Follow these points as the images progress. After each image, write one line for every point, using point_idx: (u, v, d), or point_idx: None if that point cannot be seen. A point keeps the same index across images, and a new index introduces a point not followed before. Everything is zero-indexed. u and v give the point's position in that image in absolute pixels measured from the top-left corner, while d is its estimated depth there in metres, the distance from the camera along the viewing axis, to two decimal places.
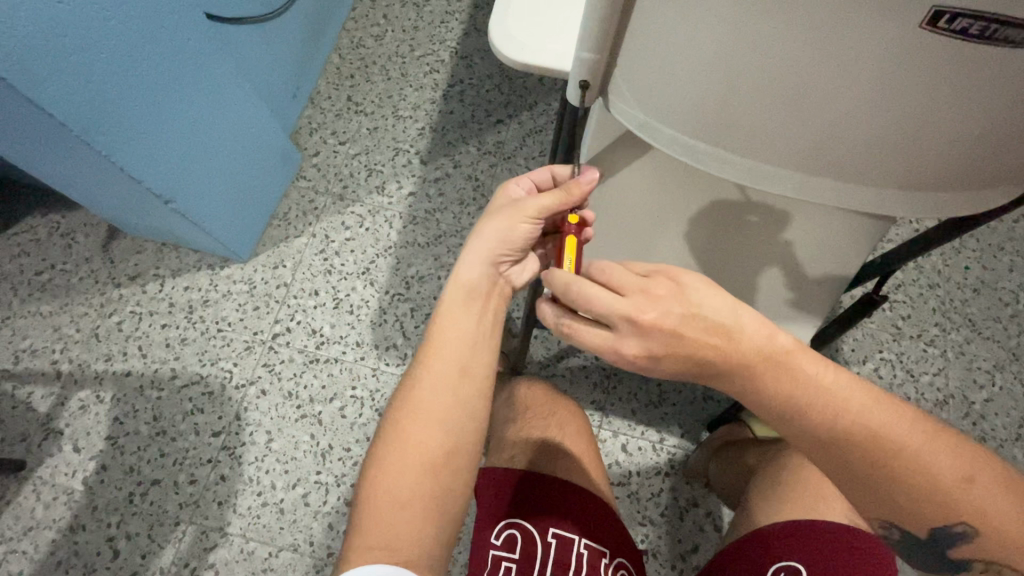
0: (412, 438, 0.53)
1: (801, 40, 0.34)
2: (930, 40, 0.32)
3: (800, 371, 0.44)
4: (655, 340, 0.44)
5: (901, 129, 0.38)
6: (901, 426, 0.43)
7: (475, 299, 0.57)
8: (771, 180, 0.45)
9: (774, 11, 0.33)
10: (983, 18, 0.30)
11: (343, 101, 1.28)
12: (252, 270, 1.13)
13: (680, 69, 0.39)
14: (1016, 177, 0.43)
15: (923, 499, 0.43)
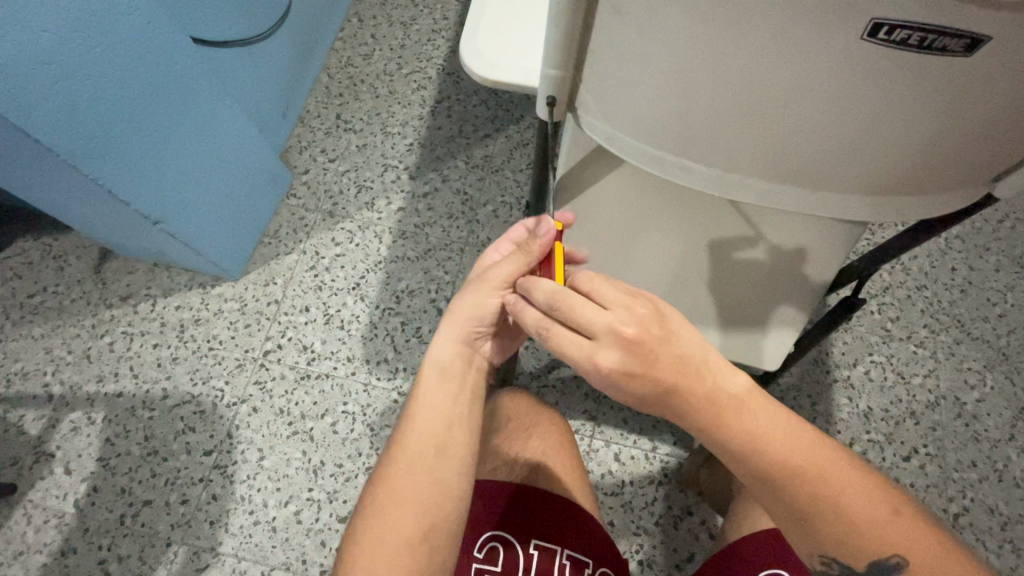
0: (389, 519, 0.54)
1: (751, 52, 0.35)
2: (872, 50, 0.33)
3: (752, 406, 0.47)
4: (634, 356, 0.44)
5: (857, 135, 0.39)
6: (839, 464, 0.47)
7: (455, 376, 0.59)
8: (736, 189, 0.46)
9: (722, 25, 0.34)
10: (920, 29, 0.31)
11: (332, 120, 1.30)
12: (243, 288, 1.14)
13: (640, 83, 0.40)
14: (976, 179, 0.44)
15: (863, 532, 0.46)
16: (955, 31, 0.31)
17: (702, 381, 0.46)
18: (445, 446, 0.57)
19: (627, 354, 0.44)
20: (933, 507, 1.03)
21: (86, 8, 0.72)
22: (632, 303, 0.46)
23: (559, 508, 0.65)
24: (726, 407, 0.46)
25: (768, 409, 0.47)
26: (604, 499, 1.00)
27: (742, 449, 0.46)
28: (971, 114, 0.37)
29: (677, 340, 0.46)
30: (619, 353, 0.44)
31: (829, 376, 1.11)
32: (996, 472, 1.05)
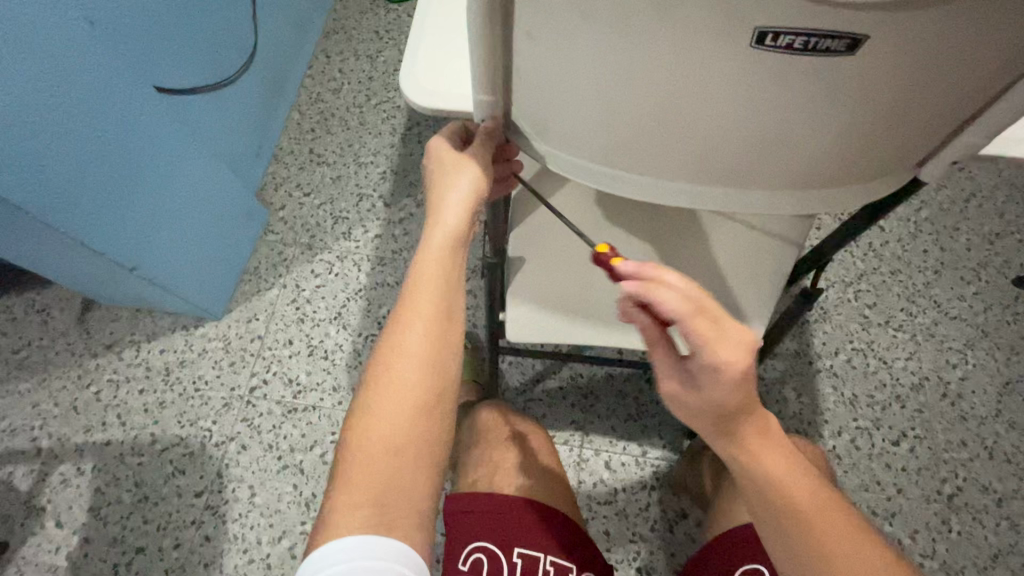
0: (374, 435, 0.52)
1: (654, 71, 0.37)
2: (765, 56, 0.34)
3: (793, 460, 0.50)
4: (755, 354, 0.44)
5: (769, 137, 0.41)
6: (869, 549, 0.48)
7: (443, 275, 0.54)
8: (669, 193, 0.48)
9: (621, 49, 0.35)
10: (802, 34, 0.32)
11: (305, 155, 1.32)
12: (226, 326, 1.15)
13: (560, 103, 0.42)
14: (899, 168, 0.46)
15: None
16: (835, 34, 0.31)
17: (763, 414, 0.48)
18: (427, 357, 0.54)
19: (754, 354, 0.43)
20: (927, 490, 1.03)
21: (44, 72, 0.74)
22: None
23: (537, 514, 0.65)
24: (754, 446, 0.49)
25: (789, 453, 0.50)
26: (597, 509, 1.00)
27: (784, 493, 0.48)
28: (874, 112, 0.38)
29: None
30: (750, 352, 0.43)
31: (811, 366, 1.12)
32: (987, 450, 1.06)
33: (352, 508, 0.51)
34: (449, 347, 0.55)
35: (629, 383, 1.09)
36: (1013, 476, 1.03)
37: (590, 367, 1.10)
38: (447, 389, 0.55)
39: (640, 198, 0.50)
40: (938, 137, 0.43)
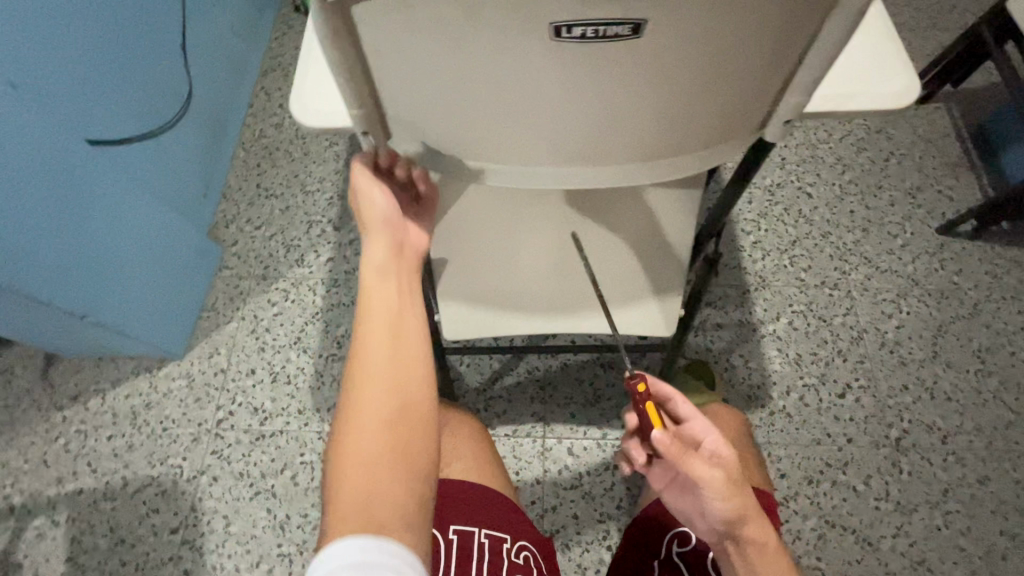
0: (349, 446, 0.49)
1: (480, 68, 0.41)
2: (568, 46, 0.39)
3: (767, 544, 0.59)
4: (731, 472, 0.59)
5: (602, 116, 0.46)
6: None
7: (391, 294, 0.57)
8: (534, 178, 0.53)
9: (447, 52, 0.40)
10: (591, 24, 0.37)
11: (253, 190, 1.36)
12: (189, 363, 1.18)
13: (416, 106, 0.47)
14: (738, 133, 0.51)
15: None
16: (617, 20, 0.37)
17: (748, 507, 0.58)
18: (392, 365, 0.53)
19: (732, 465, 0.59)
20: (875, 436, 1.07)
21: None
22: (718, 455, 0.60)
23: (471, 494, 0.71)
24: (735, 546, 0.59)
25: (778, 557, 0.59)
26: (564, 494, 1.03)
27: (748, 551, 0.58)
28: (684, 84, 0.43)
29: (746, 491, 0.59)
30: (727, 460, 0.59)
31: (756, 333, 1.17)
32: (928, 391, 1.11)
33: (339, 519, 0.46)
34: (415, 354, 0.54)
35: (584, 370, 1.13)
36: (953, 413, 1.09)
37: (545, 360, 1.14)
38: (417, 391, 0.53)
39: (513, 185, 0.55)
40: (764, 101, 0.48)
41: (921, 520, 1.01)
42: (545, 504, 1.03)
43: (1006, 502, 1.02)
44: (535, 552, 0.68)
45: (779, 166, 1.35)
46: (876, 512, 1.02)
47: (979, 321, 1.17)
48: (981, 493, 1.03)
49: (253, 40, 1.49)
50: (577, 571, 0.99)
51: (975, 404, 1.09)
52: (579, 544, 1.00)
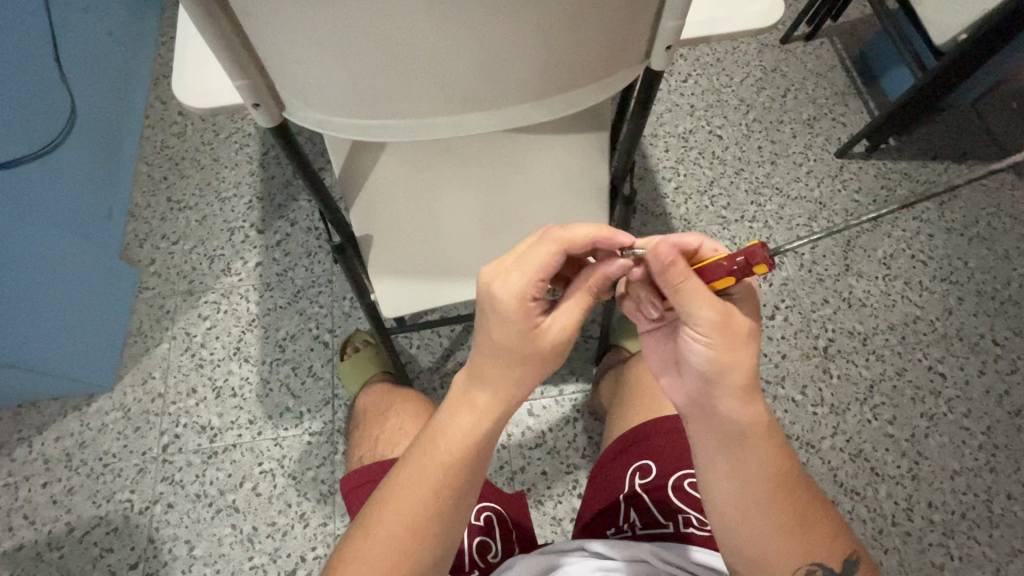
0: (381, 530, 0.53)
1: (352, 18, 0.41)
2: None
3: (756, 423, 0.53)
4: (717, 339, 0.51)
5: (486, 57, 0.46)
6: (794, 490, 0.54)
7: (487, 427, 0.54)
8: (434, 128, 0.53)
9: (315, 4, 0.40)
10: None
11: (164, 204, 1.28)
12: (121, 394, 1.11)
13: (297, 67, 0.46)
14: (623, 62, 0.53)
15: (791, 539, 0.54)
16: None
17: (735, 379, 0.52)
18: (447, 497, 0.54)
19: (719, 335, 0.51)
20: (805, 348, 1.16)
21: None
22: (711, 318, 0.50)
23: None
24: (710, 424, 0.54)
25: (764, 438, 0.54)
26: (530, 454, 1.06)
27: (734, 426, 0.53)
28: (559, 16, 0.44)
29: (737, 361, 0.51)
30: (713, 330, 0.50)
31: None
32: (845, 301, 1.20)
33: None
34: (467, 501, 0.56)
35: None
36: (868, 317, 1.19)
37: None
38: (450, 534, 0.55)
39: (415, 140, 0.55)
40: (642, 27, 0.49)
41: (853, 417, 1.11)
42: (513, 467, 1.05)
43: (922, 388, 1.13)
44: (500, 512, 0.75)
45: (689, 114, 1.41)
46: (814, 416, 1.11)
47: (881, 231, 1.27)
48: (901, 383, 1.14)
49: (137, 47, 1.39)
50: (554, 524, 1.01)
51: (886, 306, 1.20)
52: (551, 498, 1.03)
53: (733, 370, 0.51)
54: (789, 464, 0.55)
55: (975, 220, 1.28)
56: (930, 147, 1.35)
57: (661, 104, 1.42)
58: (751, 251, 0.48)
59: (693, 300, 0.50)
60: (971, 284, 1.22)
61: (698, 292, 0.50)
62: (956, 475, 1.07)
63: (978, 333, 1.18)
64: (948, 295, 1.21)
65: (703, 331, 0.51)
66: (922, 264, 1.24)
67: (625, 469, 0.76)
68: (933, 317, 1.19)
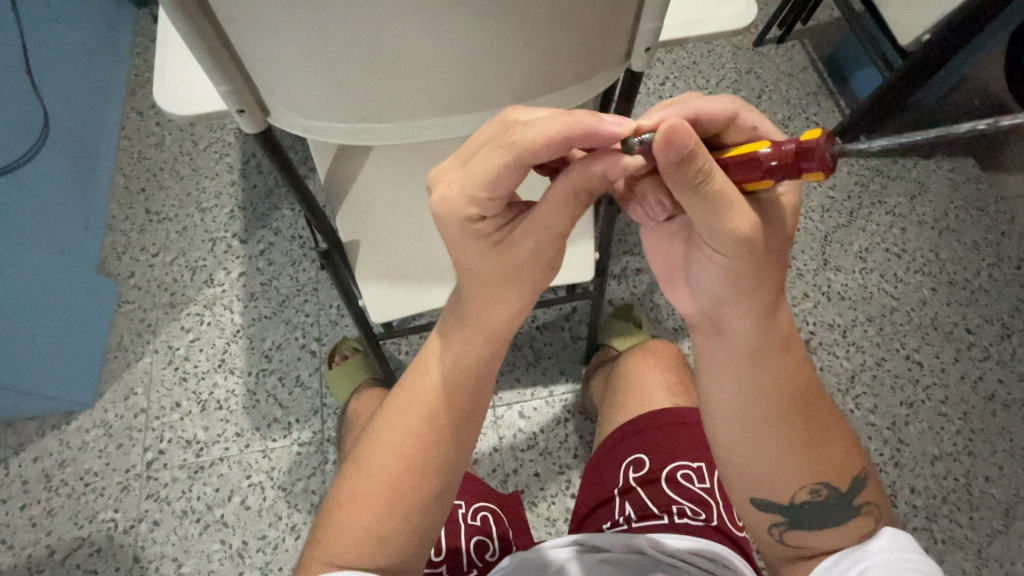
0: (378, 465, 0.54)
1: (340, 22, 0.41)
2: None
3: (772, 339, 0.50)
4: (742, 254, 0.43)
5: (473, 59, 0.47)
6: (806, 410, 0.53)
7: (482, 353, 0.55)
8: (422, 131, 0.53)
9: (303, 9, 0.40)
10: None
11: (142, 216, 1.26)
12: (102, 411, 1.08)
13: (285, 73, 0.46)
14: (605, 62, 0.54)
15: (798, 458, 0.53)
16: None
17: (756, 298, 0.47)
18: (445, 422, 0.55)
19: (746, 250, 0.43)
20: None
21: None
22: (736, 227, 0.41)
23: None
24: (722, 341, 0.52)
25: (784, 352, 0.51)
26: (522, 456, 1.06)
27: (746, 343, 0.50)
28: (542, 17, 0.45)
29: (767, 277, 0.46)
30: (739, 246, 0.42)
31: None
32: (824, 294, 1.24)
33: (335, 516, 0.55)
34: (467, 427, 0.57)
35: (521, 336, 1.15)
36: (846, 309, 1.22)
37: None
38: (447, 464, 0.56)
39: (403, 143, 0.55)
40: (621, 30, 0.51)
41: (836, 407, 1.14)
42: (506, 469, 1.05)
43: (901, 376, 1.17)
44: (496, 512, 0.75)
45: None
46: None
47: (856, 225, 1.31)
48: (880, 372, 1.17)
49: (111, 58, 1.36)
50: (548, 525, 1.02)
51: (863, 298, 1.23)
52: (545, 499, 1.03)
53: (756, 278, 0.45)
54: (808, 381, 0.53)
55: (944, 213, 1.32)
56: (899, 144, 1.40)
57: (640, 107, 1.44)
58: (808, 145, 0.36)
59: (717, 207, 0.40)
60: (943, 275, 1.26)
61: (728, 196, 0.39)
62: (937, 461, 1.10)
63: (952, 322, 1.22)
64: (922, 286, 1.25)
65: (723, 243, 0.42)
66: (897, 257, 1.28)
67: (617, 464, 0.77)
68: (909, 308, 1.23)
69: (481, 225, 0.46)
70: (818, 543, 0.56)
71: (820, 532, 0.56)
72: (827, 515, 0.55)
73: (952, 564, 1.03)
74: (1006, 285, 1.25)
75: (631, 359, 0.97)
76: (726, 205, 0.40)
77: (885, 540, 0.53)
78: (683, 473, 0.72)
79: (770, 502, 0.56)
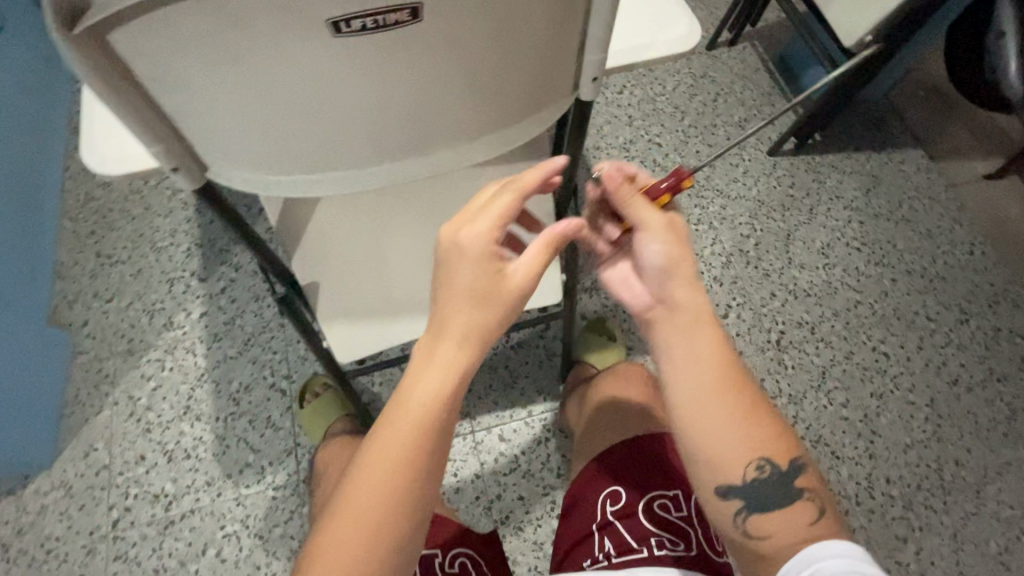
0: (363, 492, 0.49)
1: (268, 78, 0.40)
2: (352, 41, 0.38)
3: (701, 310, 0.53)
4: (665, 245, 0.54)
5: (412, 104, 0.46)
6: (747, 382, 0.53)
7: (459, 357, 0.51)
8: (367, 179, 0.52)
9: (228, 67, 0.38)
10: (365, 16, 0.36)
11: (93, 260, 1.20)
12: (60, 471, 1.03)
13: (218, 130, 0.44)
14: (551, 97, 0.53)
15: (749, 432, 0.51)
16: (391, 10, 0.36)
17: (678, 272, 0.54)
18: (424, 431, 0.51)
19: (668, 241, 0.54)
20: (759, 343, 1.21)
21: None
22: (659, 226, 0.55)
23: None
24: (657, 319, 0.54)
25: (705, 330, 0.53)
26: (505, 480, 1.05)
27: (676, 313, 0.53)
28: (481, 60, 0.44)
29: (682, 257, 0.54)
30: (660, 238, 0.54)
31: None
32: (791, 293, 1.26)
33: (312, 557, 0.49)
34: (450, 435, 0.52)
35: (497, 358, 1.14)
36: (812, 305, 1.25)
37: None
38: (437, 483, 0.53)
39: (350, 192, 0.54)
40: (566, 62, 0.50)
41: (810, 404, 1.16)
42: (489, 496, 1.04)
43: (869, 368, 1.19)
44: (474, 556, 0.73)
45: (628, 124, 1.44)
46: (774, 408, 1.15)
47: (817, 222, 1.34)
48: (849, 365, 1.20)
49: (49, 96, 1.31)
50: (535, 549, 1.00)
51: (828, 293, 1.26)
52: (530, 523, 1.02)
53: (679, 263, 0.54)
54: (734, 354, 0.53)
55: (898, 204, 1.36)
56: (851, 139, 1.44)
57: (600, 117, 1.45)
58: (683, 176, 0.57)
59: (640, 207, 0.55)
60: (901, 264, 1.30)
61: (647, 208, 0.56)
62: (909, 449, 1.13)
63: (913, 311, 1.25)
64: (882, 278, 1.28)
65: (652, 237, 0.54)
66: (857, 250, 1.31)
67: (594, 496, 0.77)
68: (872, 300, 1.26)
69: (482, 250, 0.50)
70: (778, 542, 0.53)
71: (775, 515, 0.53)
72: (779, 492, 0.53)
73: (930, 550, 1.05)
74: (960, 271, 1.30)
75: (602, 384, 0.97)
76: (646, 211, 0.55)
77: (832, 545, 0.50)
78: (659, 502, 0.72)
79: (729, 489, 0.52)
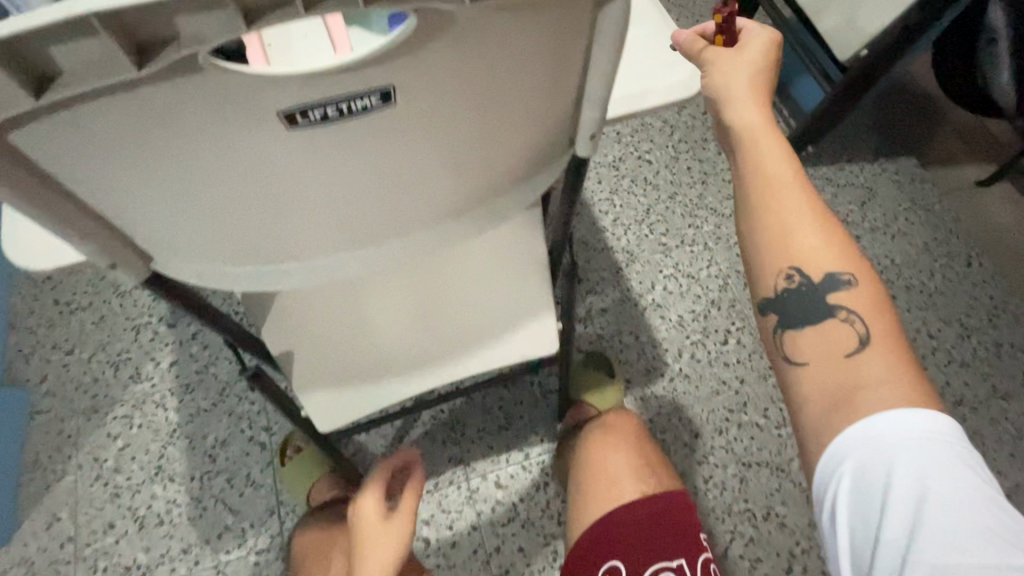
0: None
1: (212, 175, 0.33)
2: (313, 132, 0.32)
3: (753, 129, 0.52)
4: (720, 78, 0.52)
5: (387, 188, 0.39)
6: (801, 195, 0.50)
7: (397, 539, 0.72)
8: (339, 265, 0.46)
9: (161, 165, 0.32)
10: (324, 105, 0.30)
11: (51, 309, 1.12)
12: (21, 546, 0.95)
13: (159, 226, 0.38)
14: (545, 159, 0.47)
15: (798, 240, 0.50)
16: (355, 96, 0.30)
17: (724, 91, 0.52)
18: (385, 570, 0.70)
19: (723, 67, 0.53)
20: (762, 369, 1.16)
21: None
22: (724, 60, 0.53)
23: None
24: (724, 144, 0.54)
25: (756, 143, 0.51)
26: (503, 531, 0.99)
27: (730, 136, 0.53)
28: (465, 136, 0.38)
29: (731, 81, 0.52)
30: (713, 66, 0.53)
31: (637, 306, 1.20)
32: None
33: None
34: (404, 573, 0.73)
35: (490, 398, 1.08)
36: None
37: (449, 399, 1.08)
38: None
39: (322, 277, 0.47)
40: (561, 123, 0.44)
41: None
42: (487, 549, 0.98)
43: None
44: None
45: (617, 141, 1.39)
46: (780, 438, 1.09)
47: None
48: None
49: None
50: None
51: None
52: None
53: (731, 90, 0.52)
54: (789, 165, 0.51)
55: (894, 217, 1.33)
56: (844, 150, 1.40)
57: None
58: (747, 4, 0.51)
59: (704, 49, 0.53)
60: (900, 280, 1.27)
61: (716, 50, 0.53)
62: None
63: (914, 328, 1.22)
64: None
65: (712, 76, 0.53)
66: None
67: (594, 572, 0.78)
68: None
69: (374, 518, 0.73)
70: (817, 394, 0.47)
71: (830, 327, 0.49)
72: (832, 311, 0.49)
73: None
74: (958, 285, 1.27)
75: (589, 438, 0.93)
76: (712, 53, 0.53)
77: (894, 415, 0.43)
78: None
79: (774, 308, 0.52)
